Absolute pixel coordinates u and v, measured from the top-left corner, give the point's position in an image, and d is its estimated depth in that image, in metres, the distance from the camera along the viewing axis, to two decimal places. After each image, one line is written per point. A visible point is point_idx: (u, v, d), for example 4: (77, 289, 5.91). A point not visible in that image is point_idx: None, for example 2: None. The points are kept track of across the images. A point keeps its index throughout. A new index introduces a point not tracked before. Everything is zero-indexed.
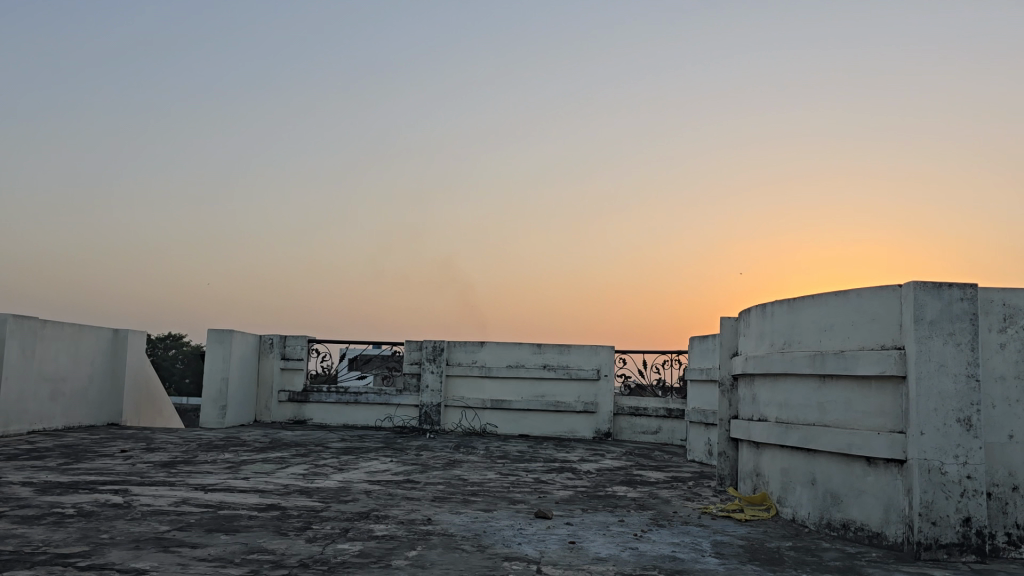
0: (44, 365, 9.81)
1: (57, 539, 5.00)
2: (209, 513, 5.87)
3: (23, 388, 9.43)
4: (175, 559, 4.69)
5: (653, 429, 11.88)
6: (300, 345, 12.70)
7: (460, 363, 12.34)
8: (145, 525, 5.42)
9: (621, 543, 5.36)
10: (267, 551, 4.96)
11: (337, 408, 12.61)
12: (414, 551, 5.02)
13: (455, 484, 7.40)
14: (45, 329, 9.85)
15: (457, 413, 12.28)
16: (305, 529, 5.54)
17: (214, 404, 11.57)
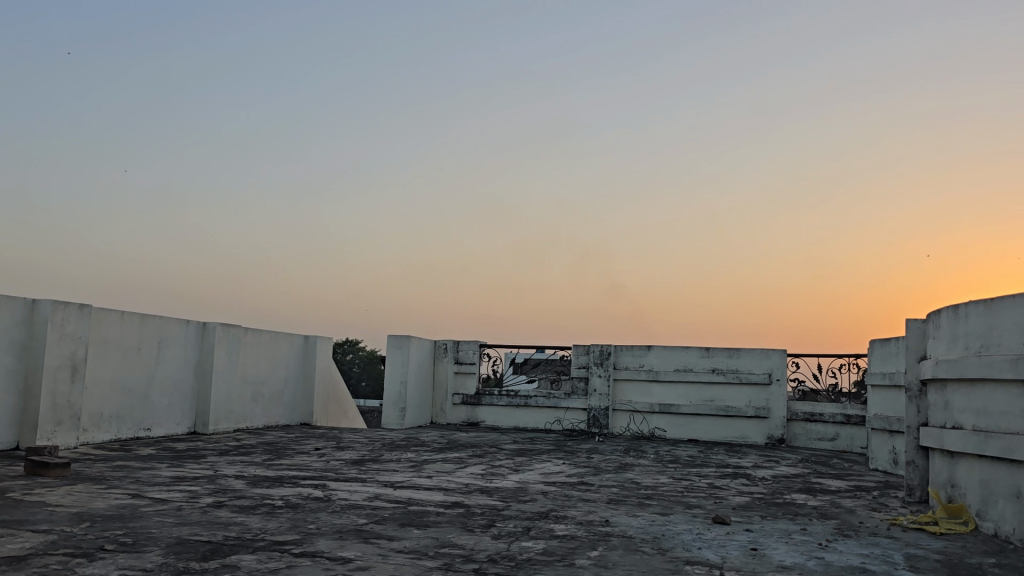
0: (247, 368, 10.77)
1: (272, 527, 5.53)
2: (400, 508, 6.28)
3: (231, 391, 10.39)
4: (376, 550, 5.08)
5: (830, 436, 11.40)
6: (472, 350, 13.18)
7: (627, 367, 12.37)
8: (346, 518, 5.87)
9: (805, 552, 5.25)
10: (457, 545, 5.25)
11: (508, 411, 12.99)
12: (596, 552, 5.16)
13: (629, 488, 7.48)
14: (247, 336, 10.80)
15: (625, 417, 12.33)
16: (489, 526, 5.81)
17: (395, 406, 12.24)
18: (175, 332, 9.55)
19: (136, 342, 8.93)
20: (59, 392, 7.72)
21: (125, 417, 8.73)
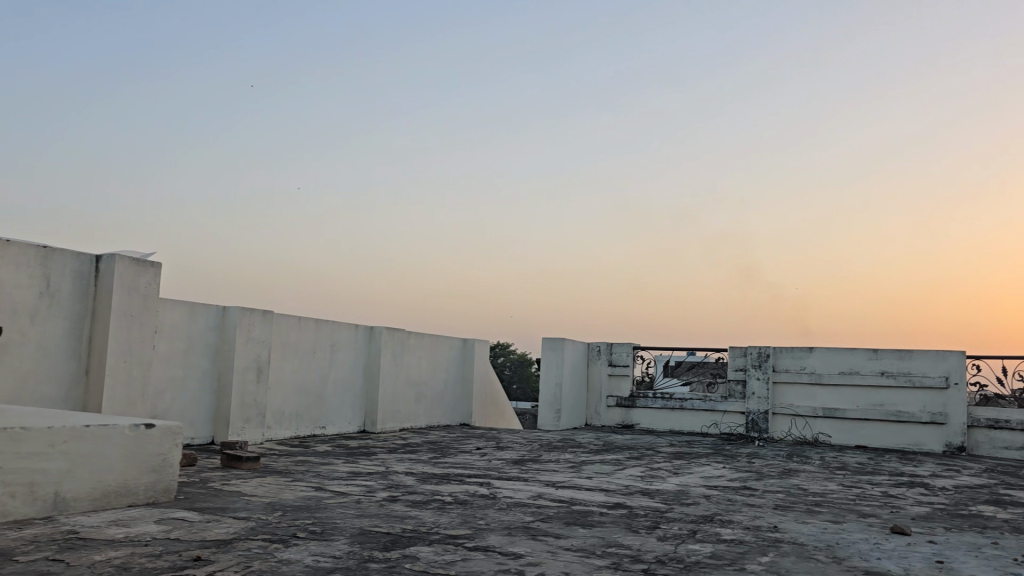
0: (410, 370, 11.27)
1: (445, 521, 5.79)
2: (564, 507, 6.40)
3: (396, 391, 10.90)
4: (546, 547, 5.21)
5: (1018, 444, 10.53)
6: (626, 353, 13.17)
7: (788, 369, 11.96)
8: (513, 515, 6.06)
9: (998, 567, 4.92)
10: (624, 545, 5.30)
11: (664, 413, 12.88)
12: (767, 557, 5.06)
13: (796, 494, 7.25)
14: (410, 339, 11.29)
15: (786, 421, 11.93)
16: (654, 527, 5.82)
17: (550, 408, 12.44)
18: (345, 336, 10.13)
19: (312, 346, 9.55)
20: (247, 391, 8.39)
21: (303, 416, 9.37)
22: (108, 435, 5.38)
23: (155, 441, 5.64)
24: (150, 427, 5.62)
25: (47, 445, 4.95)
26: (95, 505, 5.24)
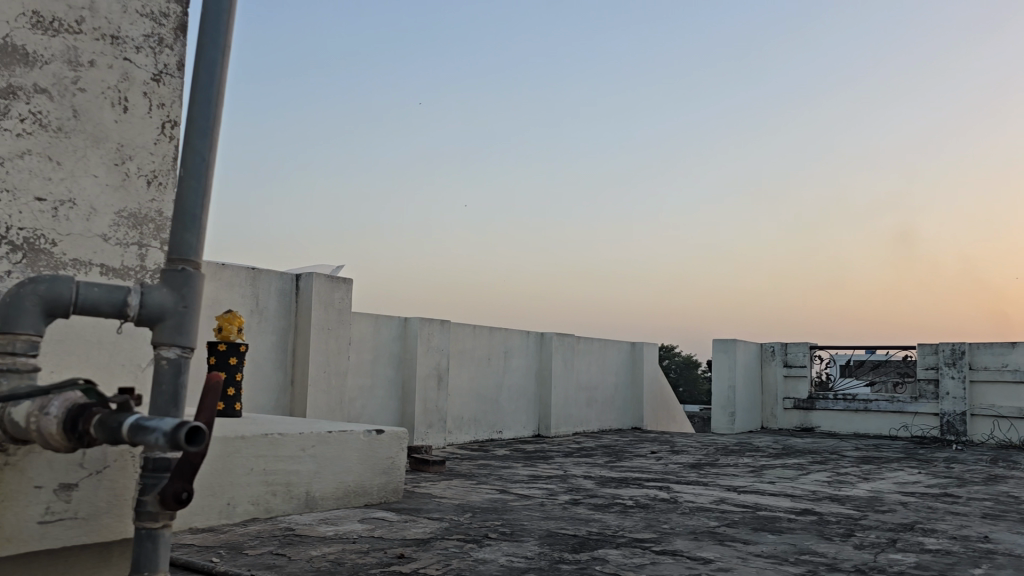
0: (580, 375, 11.39)
1: (629, 525, 5.82)
2: (750, 512, 6.26)
3: (567, 396, 11.06)
4: (735, 553, 5.13)
5: None
6: (802, 353, 12.66)
7: (986, 367, 11.09)
8: (697, 519, 6.00)
9: None
10: (818, 553, 5.12)
11: (847, 416, 12.28)
12: (980, 569, 4.73)
13: (1007, 502, 6.70)
14: (579, 344, 11.41)
15: (987, 423, 11.04)
16: (849, 535, 5.58)
17: (724, 411, 12.18)
18: (518, 343, 10.38)
19: (486, 353, 9.87)
20: (429, 398, 8.80)
21: (480, 421, 9.71)
22: (346, 439, 5.86)
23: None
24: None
25: (300, 449, 5.45)
26: (339, 503, 5.73)
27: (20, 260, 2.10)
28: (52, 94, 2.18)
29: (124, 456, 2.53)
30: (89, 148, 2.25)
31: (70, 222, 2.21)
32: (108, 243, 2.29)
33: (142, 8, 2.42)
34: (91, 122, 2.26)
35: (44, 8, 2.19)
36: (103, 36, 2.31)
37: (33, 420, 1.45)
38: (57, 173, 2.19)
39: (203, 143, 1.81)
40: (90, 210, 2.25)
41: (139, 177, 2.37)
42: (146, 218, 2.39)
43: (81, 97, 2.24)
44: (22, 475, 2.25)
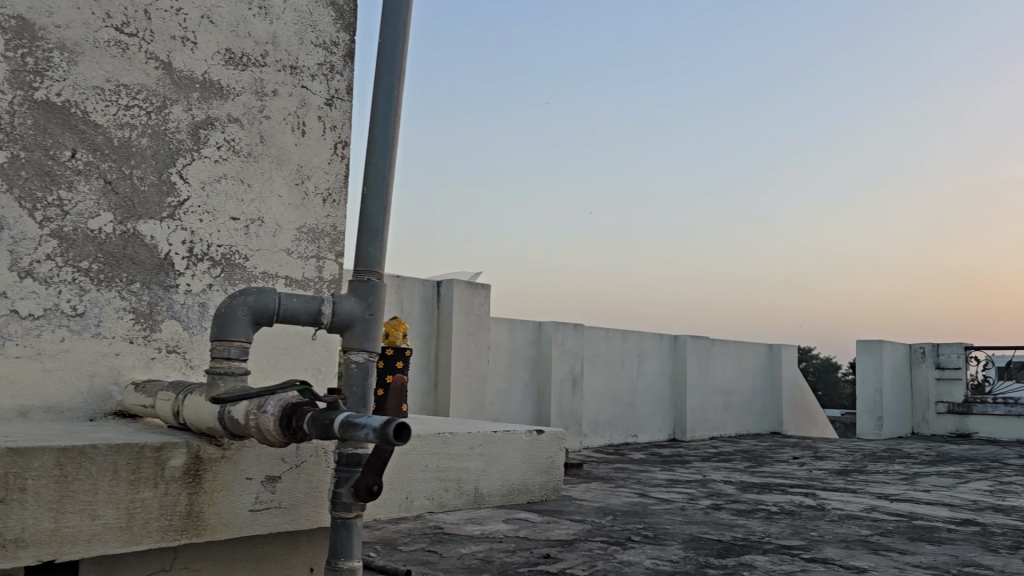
0: (716, 378, 11.20)
1: (775, 531, 5.69)
2: (905, 522, 5.99)
3: (703, 400, 10.90)
4: (892, 562, 4.92)
5: None
6: (956, 354, 11.94)
7: None
8: (848, 528, 5.80)
9: None
10: (984, 565, 4.84)
11: (1008, 421, 11.49)
12: None
13: None
14: (715, 347, 11.22)
15: None
16: (1017, 548, 5.24)
17: (870, 415, 11.66)
18: (652, 346, 10.33)
19: (620, 356, 9.87)
20: (564, 401, 8.89)
21: (615, 424, 9.72)
22: None
23: (547, 449, 2.64)
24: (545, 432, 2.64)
25: None
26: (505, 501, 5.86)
27: (219, 274, 2.31)
28: (243, 122, 2.38)
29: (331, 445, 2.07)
30: (275, 170, 2.44)
31: (259, 238, 2.39)
32: (291, 257, 2.46)
33: (315, 38, 2.56)
34: (276, 147, 2.44)
35: (236, 44, 2.37)
36: (283, 67, 2.47)
37: (252, 418, 1.63)
38: (249, 194, 2.38)
39: (382, 161, 1.99)
40: (276, 227, 2.43)
41: (316, 196, 2.53)
42: (323, 233, 2.55)
43: (267, 124, 2.43)
44: (230, 463, 1.86)
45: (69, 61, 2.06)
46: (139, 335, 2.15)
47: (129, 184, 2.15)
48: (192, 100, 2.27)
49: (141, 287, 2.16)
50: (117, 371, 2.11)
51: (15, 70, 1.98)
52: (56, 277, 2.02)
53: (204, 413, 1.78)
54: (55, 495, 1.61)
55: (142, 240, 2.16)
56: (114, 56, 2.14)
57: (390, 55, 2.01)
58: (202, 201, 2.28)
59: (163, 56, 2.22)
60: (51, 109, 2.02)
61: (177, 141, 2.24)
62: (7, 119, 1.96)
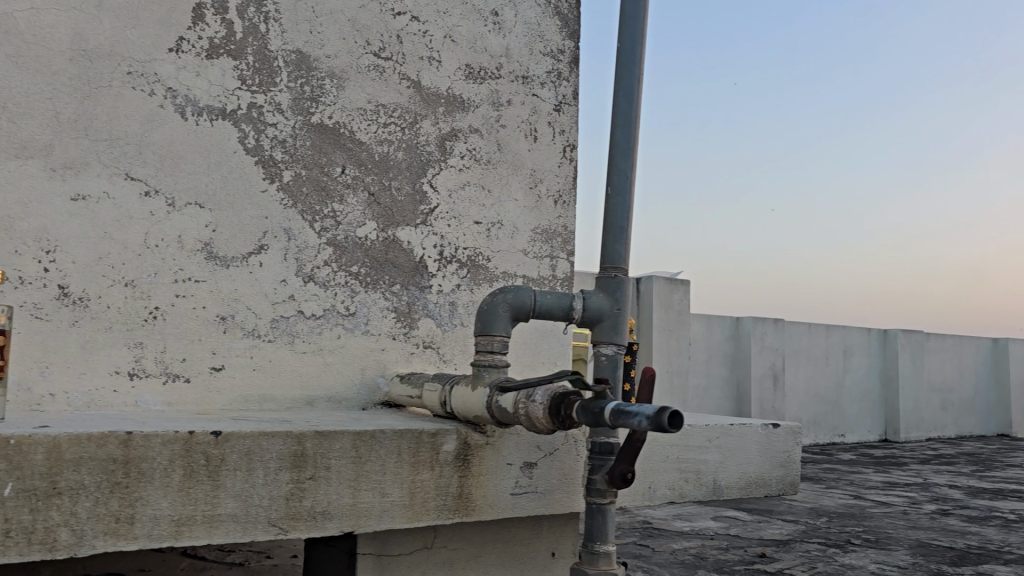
0: (932, 376, 10.43)
1: (1015, 541, 5.23)
2: None
3: (917, 398, 10.20)
4: None
5: None
6: None
7: None
8: None
9: None
10: None
11: None
12: None
13: None
14: (930, 342, 10.45)
15: None
16: None
17: None
18: (859, 341, 9.78)
19: (825, 352, 9.44)
20: (766, 398, 8.63)
21: (820, 423, 9.32)
22: None
23: (784, 443, 2.88)
24: (780, 427, 2.88)
25: None
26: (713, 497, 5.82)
27: (465, 274, 2.48)
28: (483, 132, 2.54)
29: (580, 433, 2.18)
30: (511, 175, 2.59)
31: (500, 240, 2.55)
32: (528, 257, 2.60)
33: (544, 47, 2.68)
34: (511, 153, 2.59)
35: (475, 59, 2.54)
36: (516, 77, 2.61)
37: (522, 406, 1.76)
38: (489, 199, 2.54)
39: (625, 162, 2.08)
40: (514, 229, 2.58)
41: (548, 198, 2.66)
42: (556, 233, 2.68)
43: (504, 132, 2.58)
44: (493, 449, 2.00)
45: (338, 87, 2.29)
46: (400, 332, 2.36)
47: (389, 195, 2.36)
48: (439, 114, 2.46)
49: (401, 288, 2.37)
50: (383, 365, 2.33)
51: (297, 98, 2.23)
52: (332, 281, 2.26)
53: (472, 402, 1.93)
54: (353, 473, 1.81)
55: (401, 245, 2.37)
56: (373, 79, 2.35)
57: (628, 59, 2.09)
58: (449, 208, 2.46)
59: (413, 75, 2.42)
60: (325, 131, 2.26)
61: (428, 153, 2.43)
62: (291, 142, 2.21)
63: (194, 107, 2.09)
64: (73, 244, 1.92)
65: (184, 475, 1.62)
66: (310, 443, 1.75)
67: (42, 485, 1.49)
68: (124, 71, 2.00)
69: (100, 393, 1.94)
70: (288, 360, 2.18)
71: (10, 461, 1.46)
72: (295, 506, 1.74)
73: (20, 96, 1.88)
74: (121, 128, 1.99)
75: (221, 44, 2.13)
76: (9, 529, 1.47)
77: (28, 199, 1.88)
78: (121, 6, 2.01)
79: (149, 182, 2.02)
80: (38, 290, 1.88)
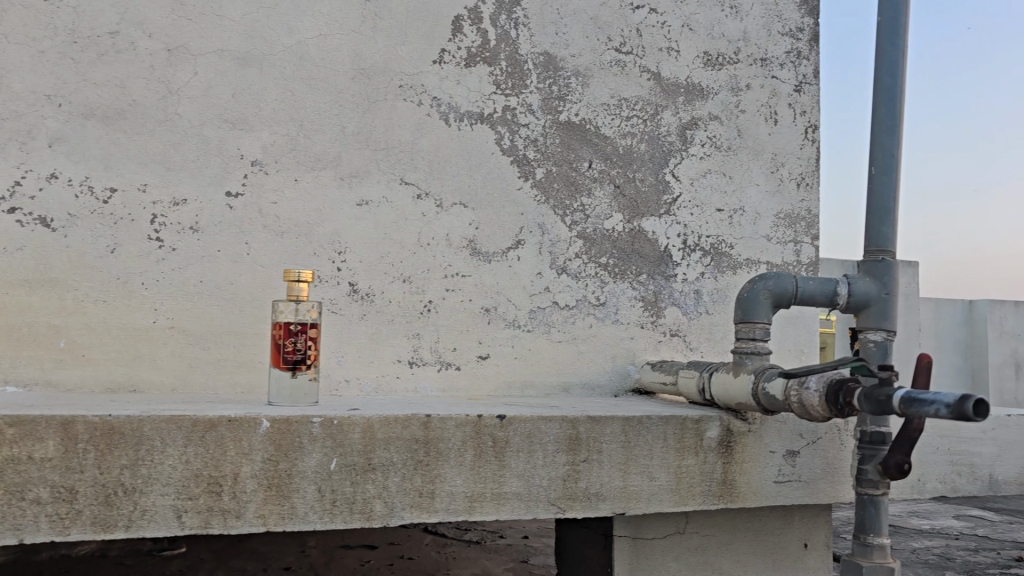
0: None
1: None
2: None
3: None
4: None
5: None
6: None
7: None
8: None
9: None
10: None
11: None
12: None
13: None
14: None
15: None
16: None
17: None
18: None
19: None
20: (1007, 389, 7.89)
21: None
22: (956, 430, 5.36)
23: None
24: None
25: None
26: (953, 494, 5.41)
27: (709, 262, 2.48)
28: (723, 118, 2.52)
29: (842, 422, 2.12)
30: (752, 160, 2.55)
31: (742, 226, 2.53)
32: (771, 243, 2.55)
33: (782, 27, 2.62)
34: (752, 138, 2.56)
35: (712, 46, 2.53)
36: (755, 60, 2.57)
37: (794, 394, 1.74)
38: (731, 186, 2.52)
39: (889, 141, 2.00)
40: (756, 215, 2.54)
41: (790, 181, 2.60)
42: (800, 217, 2.60)
43: (744, 117, 2.55)
44: (756, 436, 2.00)
45: (583, 84, 2.37)
46: (648, 321, 2.41)
47: (633, 186, 2.41)
48: (680, 104, 2.47)
49: (648, 278, 2.41)
50: (633, 353, 2.39)
51: (545, 98, 2.32)
52: (583, 272, 2.35)
53: (734, 389, 1.93)
54: (623, 457, 1.88)
55: (646, 236, 2.41)
56: (616, 74, 2.41)
57: (891, 34, 2.01)
58: (692, 197, 2.47)
59: (653, 67, 2.45)
60: (572, 128, 2.35)
61: (669, 143, 2.45)
62: (542, 141, 2.32)
63: (456, 114, 2.24)
64: (360, 246, 2.13)
65: (474, 455, 1.76)
66: (583, 427, 1.84)
67: (359, 460, 1.67)
68: (396, 85, 2.18)
69: (386, 379, 2.14)
70: (545, 348, 2.29)
71: (335, 439, 1.65)
72: (572, 487, 1.84)
73: (313, 114, 2.11)
74: (395, 137, 2.18)
75: (478, 52, 2.27)
76: (336, 499, 1.66)
77: (323, 206, 2.10)
78: (393, 26, 2.19)
79: (420, 186, 2.19)
80: (333, 287, 2.10)
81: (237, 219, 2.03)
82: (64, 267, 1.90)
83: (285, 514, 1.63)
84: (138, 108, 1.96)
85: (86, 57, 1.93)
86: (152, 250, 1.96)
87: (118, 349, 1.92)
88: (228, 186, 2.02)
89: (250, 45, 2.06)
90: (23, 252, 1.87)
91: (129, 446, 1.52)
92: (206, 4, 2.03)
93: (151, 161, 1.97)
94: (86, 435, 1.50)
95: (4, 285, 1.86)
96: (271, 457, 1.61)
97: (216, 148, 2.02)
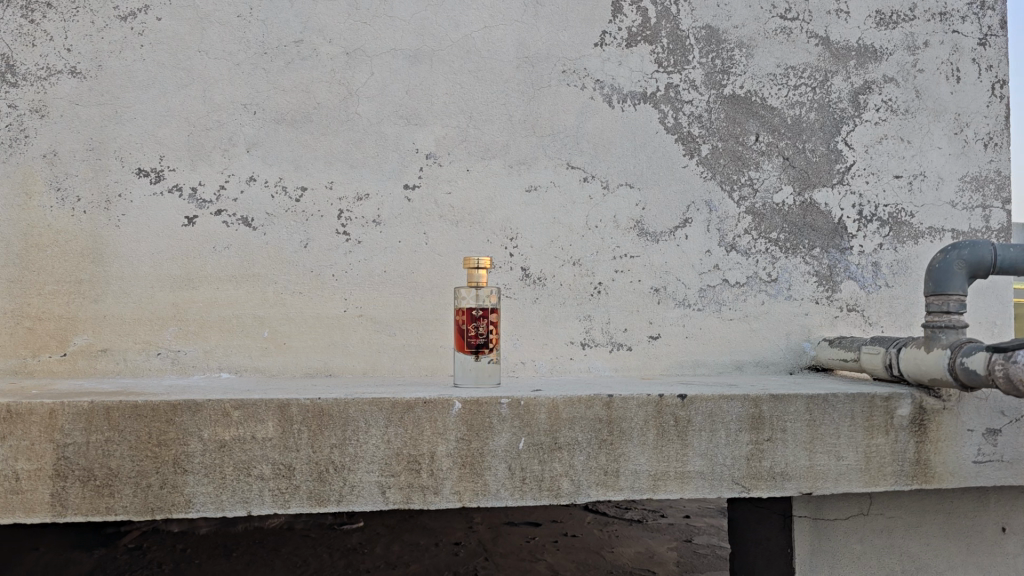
0: None
1: None
2: None
3: None
4: None
5: None
6: None
7: None
8: None
9: None
10: None
11: None
12: None
13: None
14: None
15: None
16: None
17: None
18: None
19: None
20: None
21: None
22: None
23: None
24: None
25: None
26: None
27: (888, 233, 2.37)
28: (899, 80, 2.40)
29: None
30: (933, 122, 2.41)
31: (924, 193, 2.39)
32: (957, 209, 2.40)
33: None
34: (932, 99, 2.41)
35: (885, 4, 2.40)
36: (933, 15, 2.42)
37: (1000, 367, 1.61)
38: (909, 151, 2.39)
39: None
40: (939, 179, 2.40)
41: (977, 142, 2.43)
42: (989, 180, 2.43)
43: (922, 77, 2.41)
44: (952, 414, 1.90)
45: (748, 56, 2.31)
46: (823, 296, 2.33)
47: (803, 157, 2.33)
48: (851, 68, 2.36)
49: (822, 252, 2.33)
50: (808, 329, 2.32)
51: (709, 72, 2.28)
52: (753, 249, 2.30)
53: (927, 364, 1.84)
54: (808, 436, 1.84)
55: (818, 208, 2.33)
56: (782, 42, 2.33)
57: None
58: (867, 164, 2.36)
59: (821, 32, 2.35)
60: (737, 101, 2.30)
61: (841, 110, 2.35)
62: (707, 116, 2.28)
63: (619, 95, 2.24)
64: (531, 231, 2.18)
65: (658, 434, 1.77)
66: (766, 406, 1.81)
67: (546, 440, 1.73)
68: (560, 71, 2.21)
69: (560, 360, 2.18)
70: (717, 327, 2.27)
71: (522, 419, 1.71)
72: (756, 466, 1.81)
73: (482, 105, 2.17)
74: (561, 122, 2.21)
75: (639, 31, 2.25)
76: (525, 476, 1.72)
77: (494, 194, 2.16)
78: (554, 13, 2.22)
79: (586, 169, 2.21)
80: (506, 272, 2.16)
81: (415, 210, 2.12)
82: (265, 262, 2.05)
83: (479, 491, 1.70)
84: (322, 111, 2.09)
85: (276, 66, 2.08)
86: (341, 243, 2.09)
87: (315, 337, 2.07)
88: (405, 180, 2.12)
89: (421, 42, 2.14)
90: (230, 251, 2.04)
91: (338, 426, 1.64)
92: (379, 7, 2.13)
93: (336, 160, 2.09)
94: (299, 417, 1.63)
95: (215, 281, 2.03)
96: (464, 437, 1.69)
97: (394, 144, 2.12)
